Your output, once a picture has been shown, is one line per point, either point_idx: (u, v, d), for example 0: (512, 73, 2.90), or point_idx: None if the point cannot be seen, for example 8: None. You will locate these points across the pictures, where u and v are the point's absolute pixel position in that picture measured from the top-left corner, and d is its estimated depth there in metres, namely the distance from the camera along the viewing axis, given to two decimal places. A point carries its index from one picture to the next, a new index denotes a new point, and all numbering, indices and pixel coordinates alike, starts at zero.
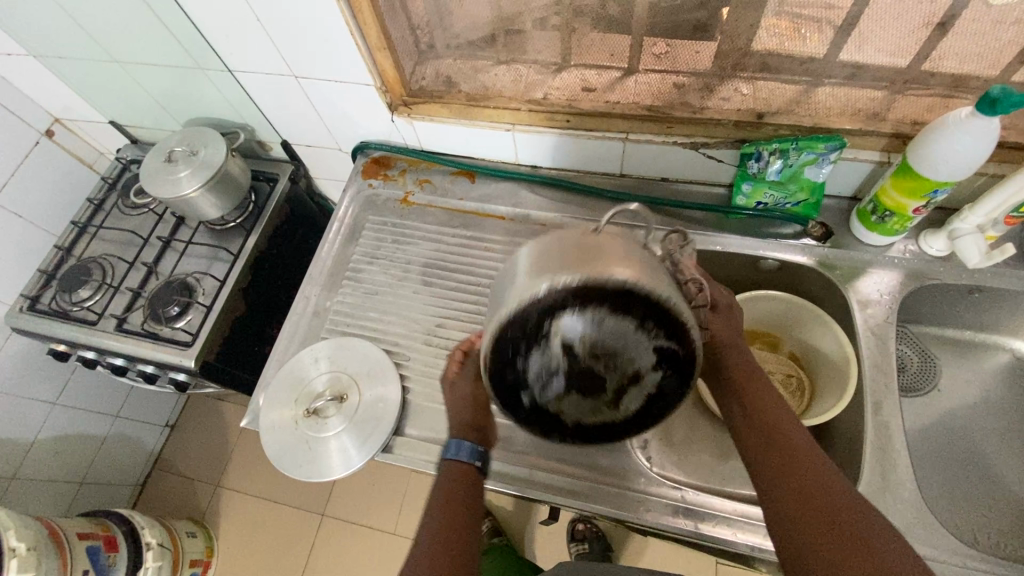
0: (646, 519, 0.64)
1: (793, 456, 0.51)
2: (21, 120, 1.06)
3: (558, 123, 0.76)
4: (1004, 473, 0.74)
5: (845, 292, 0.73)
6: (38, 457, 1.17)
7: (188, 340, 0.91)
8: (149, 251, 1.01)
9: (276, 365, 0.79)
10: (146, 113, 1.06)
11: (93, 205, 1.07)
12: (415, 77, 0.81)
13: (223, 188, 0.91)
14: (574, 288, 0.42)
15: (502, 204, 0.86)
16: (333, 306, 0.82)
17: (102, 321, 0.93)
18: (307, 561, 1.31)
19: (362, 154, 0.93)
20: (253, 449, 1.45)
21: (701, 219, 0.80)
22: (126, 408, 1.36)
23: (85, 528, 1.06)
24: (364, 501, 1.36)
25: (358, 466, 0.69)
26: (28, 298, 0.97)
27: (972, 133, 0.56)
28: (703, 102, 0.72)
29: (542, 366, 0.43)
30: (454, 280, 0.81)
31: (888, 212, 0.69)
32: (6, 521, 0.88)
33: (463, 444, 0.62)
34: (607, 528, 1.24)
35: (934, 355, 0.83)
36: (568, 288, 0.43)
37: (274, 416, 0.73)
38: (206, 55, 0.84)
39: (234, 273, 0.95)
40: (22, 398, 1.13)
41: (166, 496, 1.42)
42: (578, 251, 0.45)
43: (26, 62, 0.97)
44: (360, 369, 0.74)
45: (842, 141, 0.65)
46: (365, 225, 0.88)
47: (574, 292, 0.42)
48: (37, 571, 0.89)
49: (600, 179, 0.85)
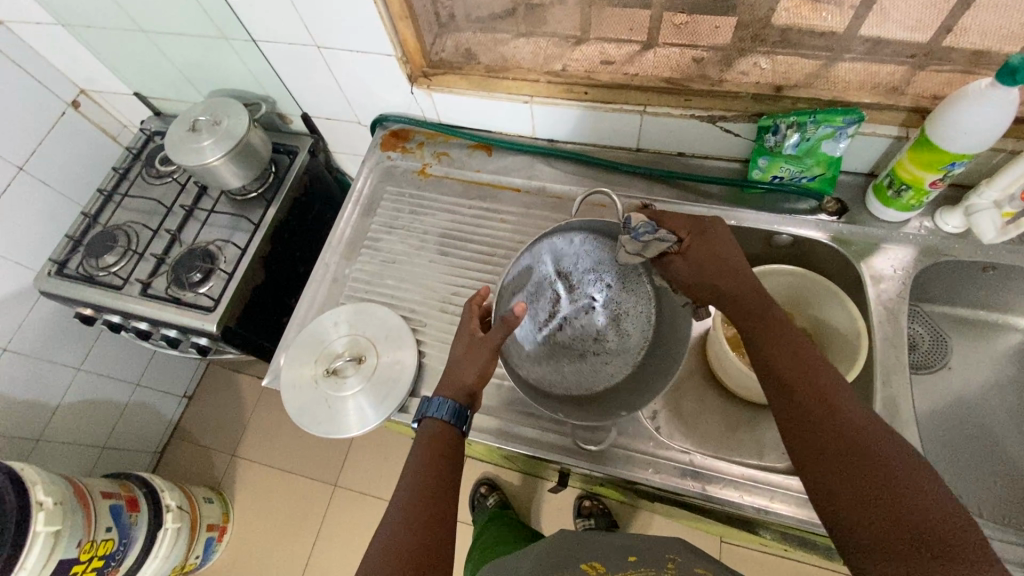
0: (655, 480, 0.65)
1: (816, 395, 0.49)
2: (47, 90, 1.09)
3: (577, 95, 0.76)
4: (1012, 449, 0.75)
5: (857, 266, 0.74)
6: (63, 420, 1.21)
7: (210, 305, 0.93)
8: (172, 220, 1.04)
9: (296, 329, 0.81)
10: (170, 84, 1.08)
11: (118, 173, 1.10)
12: (436, 48, 0.82)
13: (245, 157, 0.93)
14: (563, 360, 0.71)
15: (519, 177, 0.87)
16: (351, 273, 0.84)
17: (127, 286, 0.96)
18: (319, 528, 1.34)
19: (380, 127, 0.94)
20: (267, 419, 1.49)
21: (715, 193, 0.81)
22: (146, 376, 1.40)
23: (109, 488, 1.09)
24: (376, 472, 1.39)
25: (374, 425, 0.71)
26: (56, 263, 1.00)
27: (990, 105, 0.57)
28: (721, 75, 0.72)
29: (543, 311, 0.72)
30: (468, 249, 0.82)
31: (904, 186, 0.69)
32: (35, 476, 0.92)
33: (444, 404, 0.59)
34: (613, 505, 1.26)
35: (945, 333, 0.84)
36: (561, 359, 0.71)
37: (296, 374, 0.75)
38: (231, 25, 0.85)
39: (255, 241, 0.97)
40: (48, 361, 1.17)
41: (183, 464, 1.46)
42: (556, 367, 0.70)
43: (55, 32, 0.99)
44: (377, 333, 0.76)
45: (861, 115, 0.64)
46: (383, 196, 0.90)
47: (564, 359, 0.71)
48: (63, 525, 0.92)
49: (616, 152, 0.86)
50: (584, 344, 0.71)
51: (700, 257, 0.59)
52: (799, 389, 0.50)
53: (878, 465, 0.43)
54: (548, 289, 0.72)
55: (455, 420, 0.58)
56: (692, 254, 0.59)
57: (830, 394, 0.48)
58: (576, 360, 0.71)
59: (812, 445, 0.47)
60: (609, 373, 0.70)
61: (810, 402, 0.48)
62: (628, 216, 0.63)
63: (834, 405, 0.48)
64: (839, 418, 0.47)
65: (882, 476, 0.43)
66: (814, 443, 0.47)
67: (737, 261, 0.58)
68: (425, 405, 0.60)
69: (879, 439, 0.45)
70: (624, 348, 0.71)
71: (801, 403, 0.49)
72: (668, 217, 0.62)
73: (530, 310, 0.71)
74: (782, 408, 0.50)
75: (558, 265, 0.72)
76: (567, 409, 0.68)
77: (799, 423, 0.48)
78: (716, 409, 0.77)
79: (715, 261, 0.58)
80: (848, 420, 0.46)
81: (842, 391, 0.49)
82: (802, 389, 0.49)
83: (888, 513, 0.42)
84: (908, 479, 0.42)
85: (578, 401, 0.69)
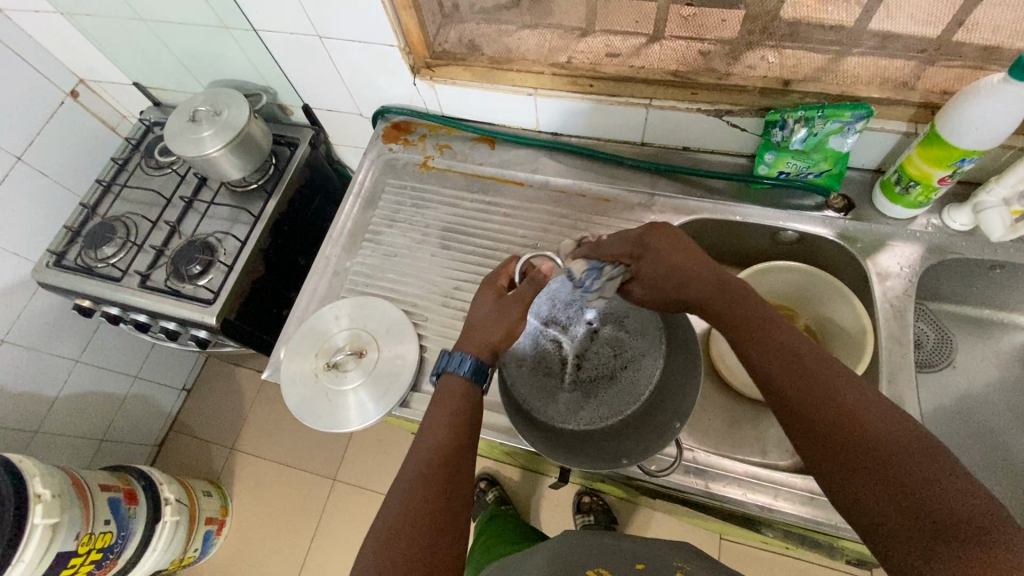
0: (658, 477, 0.65)
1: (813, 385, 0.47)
2: (46, 79, 1.07)
3: (582, 88, 0.76)
4: (1015, 449, 0.75)
5: (864, 264, 0.74)
6: (61, 413, 1.20)
7: (210, 298, 0.93)
8: (171, 212, 1.03)
9: (296, 322, 0.81)
10: (171, 74, 1.07)
11: (118, 164, 1.09)
12: (439, 39, 0.80)
13: (246, 148, 0.92)
14: (602, 390, 0.66)
15: (522, 171, 0.86)
16: (352, 267, 0.84)
17: (126, 278, 0.95)
18: (318, 522, 1.34)
19: (382, 118, 0.93)
20: (267, 412, 1.48)
21: (721, 188, 0.80)
22: (145, 369, 1.39)
23: (106, 480, 1.08)
24: (375, 467, 1.38)
25: (375, 419, 0.70)
26: (54, 254, 0.99)
27: (1005, 99, 0.55)
28: (728, 68, 0.71)
29: (555, 363, 0.68)
30: (471, 243, 0.82)
31: (913, 183, 0.68)
32: (33, 468, 0.91)
33: (466, 358, 0.58)
34: (613, 502, 1.26)
35: (950, 332, 0.83)
36: (598, 390, 0.67)
37: (297, 368, 0.74)
38: (232, 14, 0.84)
39: (255, 234, 0.97)
40: (46, 354, 1.16)
41: (182, 457, 1.46)
42: (597, 398, 0.66)
43: (53, 20, 0.98)
44: (379, 327, 0.75)
45: (869, 110, 0.63)
46: (384, 188, 0.89)
47: (603, 389, 0.67)
48: (61, 518, 0.92)
49: (621, 146, 0.85)
50: (609, 367, 0.67)
51: (651, 276, 0.59)
52: (795, 384, 0.48)
53: (886, 452, 0.42)
54: (544, 338, 0.68)
55: (475, 378, 0.58)
56: (645, 276, 0.60)
57: (826, 385, 0.47)
58: (613, 384, 0.67)
59: (816, 441, 0.46)
60: (649, 378, 0.66)
61: (808, 394, 0.47)
62: (567, 266, 0.63)
63: (832, 397, 0.46)
64: (839, 408, 0.45)
65: (889, 464, 0.42)
66: (817, 438, 0.46)
67: (693, 263, 0.57)
68: (446, 359, 0.59)
69: (883, 422, 0.44)
70: (646, 343, 0.67)
71: (799, 398, 0.47)
72: (604, 247, 0.63)
73: (543, 365, 0.67)
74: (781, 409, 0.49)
75: (544, 316, 0.68)
76: (627, 440, 0.63)
77: (799, 420, 0.47)
78: (720, 406, 0.76)
79: (668, 274, 0.58)
80: (850, 412, 0.45)
81: (840, 375, 0.47)
82: (797, 386, 0.48)
83: (903, 503, 0.40)
84: (918, 462, 0.41)
85: (629, 424, 0.64)
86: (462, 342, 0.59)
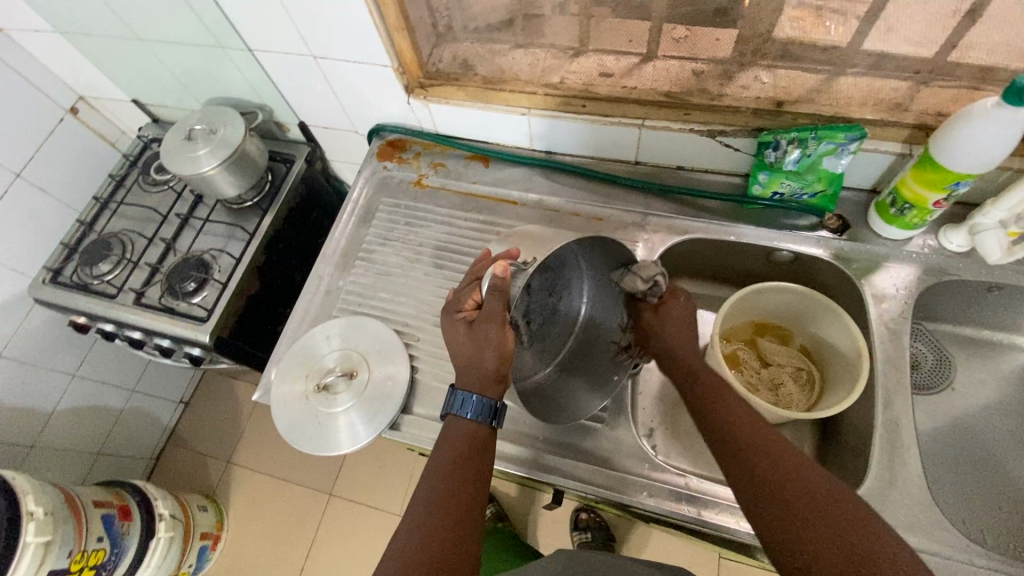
0: (649, 503, 0.64)
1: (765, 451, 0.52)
2: (46, 97, 1.09)
3: (574, 108, 0.75)
4: (1015, 473, 0.74)
5: (859, 285, 0.73)
6: (57, 428, 1.20)
7: (203, 316, 0.93)
8: (167, 228, 1.03)
9: (288, 342, 0.81)
10: (169, 92, 1.08)
11: (115, 180, 1.10)
12: (433, 59, 0.81)
13: (240, 166, 0.92)
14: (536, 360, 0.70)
15: (516, 190, 0.86)
16: (345, 286, 0.83)
17: (121, 295, 0.95)
18: (314, 537, 1.33)
19: (377, 136, 0.93)
20: (264, 426, 1.48)
21: (715, 208, 0.80)
22: (142, 382, 1.39)
23: (100, 496, 1.08)
24: (371, 481, 1.38)
25: (365, 442, 0.70)
26: (50, 271, 0.99)
27: (998, 124, 0.55)
28: (722, 89, 0.70)
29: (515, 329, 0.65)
30: (465, 262, 0.81)
31: (908, 205, 0.67)
32: (26, 485, 0.91)
33: (470, 400, 0.58)
34: (610, 519, 1.25)
35: (949, 353, 0.82)
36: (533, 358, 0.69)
37: (287, 390, 0.74)
38: (229, 35, 0.85)
39: (250, 251, 0.97)
40: (43, 368, 1.16)
41: (178, 470, 1.45)
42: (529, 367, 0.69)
43: (53, 39, 0.99)
44: (370, 348, 0.75)
45: (863, 132, 0.62)
46: (378, 208, 0.89)
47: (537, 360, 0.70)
48: (53, 536, 0.92)
49: (615, 165, 0.85)
50: (549, 307, 0.68)
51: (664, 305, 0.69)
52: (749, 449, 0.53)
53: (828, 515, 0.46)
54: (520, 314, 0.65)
55: (486, 418, 0.58)
56: (671, 313, 0.69)
57: (777, 452, 0.52)
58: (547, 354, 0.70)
59: (763, 500, 0.49)
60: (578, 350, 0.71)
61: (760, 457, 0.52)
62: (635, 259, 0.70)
63: (780, 462, 0.51)
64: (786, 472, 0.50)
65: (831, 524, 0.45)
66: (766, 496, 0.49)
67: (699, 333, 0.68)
68: (453, 401, 0.59)
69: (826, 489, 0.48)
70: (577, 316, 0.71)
71: (753, 459, 0.52)
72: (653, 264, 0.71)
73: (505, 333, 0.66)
74: (720, 450, 0.55)
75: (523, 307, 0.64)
76: (584, 375, 0.70)
77: (750, 480, 0.51)
78: None
79: (687, 323, 0.68)
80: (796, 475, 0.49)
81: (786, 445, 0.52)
82: (754, 451, 0.53)
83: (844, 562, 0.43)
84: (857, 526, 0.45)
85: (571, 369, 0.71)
86: (462, 380, 0.61)
